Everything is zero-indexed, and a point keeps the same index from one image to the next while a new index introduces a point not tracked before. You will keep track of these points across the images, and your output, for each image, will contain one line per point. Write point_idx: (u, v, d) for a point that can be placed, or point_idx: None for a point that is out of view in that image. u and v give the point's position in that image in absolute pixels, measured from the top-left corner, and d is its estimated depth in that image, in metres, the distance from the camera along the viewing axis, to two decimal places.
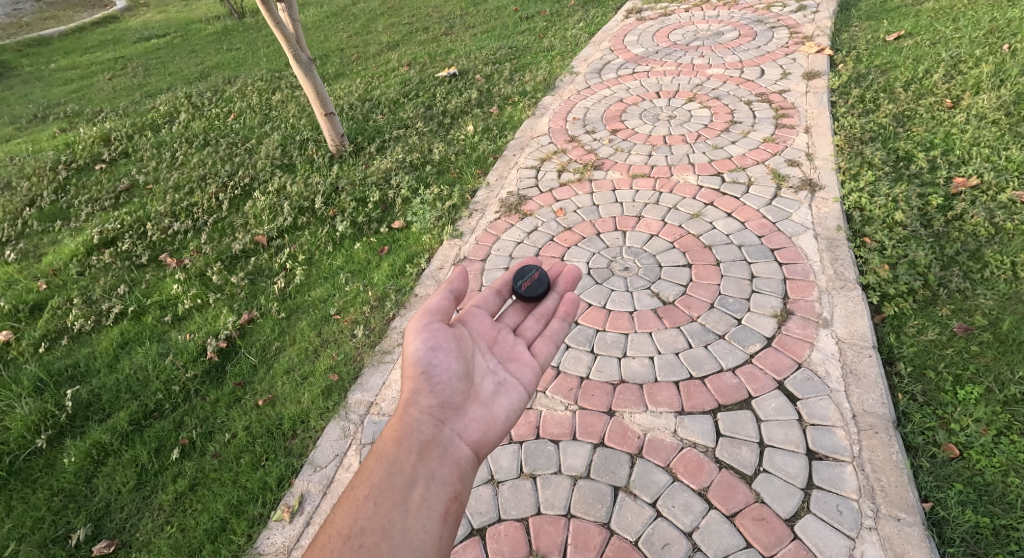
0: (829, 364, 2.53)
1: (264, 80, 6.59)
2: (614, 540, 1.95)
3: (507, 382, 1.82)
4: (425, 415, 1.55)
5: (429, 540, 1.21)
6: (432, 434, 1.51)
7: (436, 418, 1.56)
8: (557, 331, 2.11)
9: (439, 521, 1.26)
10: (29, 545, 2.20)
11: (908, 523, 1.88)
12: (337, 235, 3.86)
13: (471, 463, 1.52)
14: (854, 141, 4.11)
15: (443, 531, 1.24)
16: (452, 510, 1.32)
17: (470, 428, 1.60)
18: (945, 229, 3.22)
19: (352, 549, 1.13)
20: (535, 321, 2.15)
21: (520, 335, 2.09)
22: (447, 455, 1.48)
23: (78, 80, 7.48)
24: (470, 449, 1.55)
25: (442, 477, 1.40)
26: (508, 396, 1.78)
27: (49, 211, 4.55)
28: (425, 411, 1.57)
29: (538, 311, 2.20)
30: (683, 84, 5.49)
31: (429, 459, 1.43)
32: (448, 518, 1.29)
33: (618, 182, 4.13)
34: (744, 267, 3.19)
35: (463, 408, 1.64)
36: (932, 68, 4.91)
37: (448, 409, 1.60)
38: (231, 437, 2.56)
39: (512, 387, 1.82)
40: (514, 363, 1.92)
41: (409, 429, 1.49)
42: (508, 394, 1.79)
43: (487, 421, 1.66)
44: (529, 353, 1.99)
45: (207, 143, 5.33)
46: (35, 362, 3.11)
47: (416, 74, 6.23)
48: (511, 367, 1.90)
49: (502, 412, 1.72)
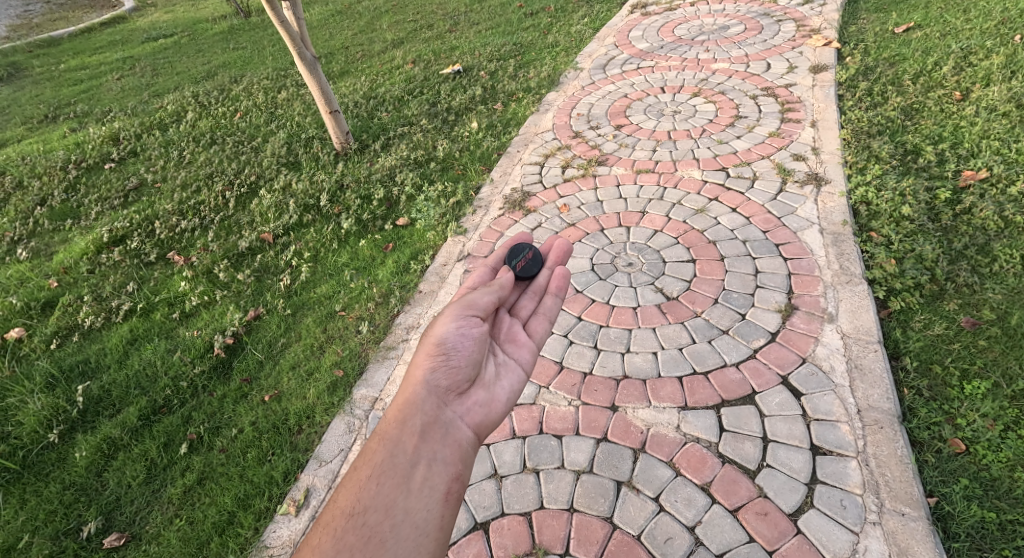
0: (834, 359, 2.51)
1: (270, 78, 6.62)
2: (617, 534, 1.96)
3: (507, 364, 1.86)
4: (431, 395, 1.55)
5: (430, 519, 1.23)
6: (435, 415, 1.51)
7: (441, 399, 1.56)
8: (551, 309, 2.15)
9: (441, 501, 1.27)
10: (42, 537, 2.25)
11: (912, 518, 1.87)
12: (342, 232, 3.89)
13: (473, 444, 1.53)
14: (861, 135, 4.07)
15: (444, 511, 1.27)
16: (453, 490, 1.33)
17: (472, 410, 1.61)
18: (954, 223, 3.19)
19: (355, 528, 1.16)
20: (530, 300, 2.18)
21: (516, 316, 2.11)
22: (449, 436, 1.48)
23: (87, 80, 7.56)
24: (472, 431, 1.56)
25: (444, 458, 1.41)
26: (508, 378, 1.81)
27: (60, 210, 4.62)
28: (431, 391, 1.56)
29: (532, 289, 2.22)
30: (688, 79, 5.46)
31: (432, 440, 1.44)
32: (450, 498, 1.30)
33: (622, 178, 4.12)
34: (748, 262, 3.17)
35: (467, 390, 1.65)
36: (941, 60, 4.85)
37: (453, 390, 1.61)
38: (238, 432, 2.59)
39: (512, 369, 1.85)
40: (513, 345, 1.95)
41: (413, 410, 1.49)
42: (508, 376, 1.81)
43: (488, 403, 1.67)
44: (526, 335, 2.02)
45: (214, 141, 5.37)
46: (47, 358, 3.16)
47: (420, 71, 6.24)
48: (510, 349, 1.92)
49: (502, 394, 1.74)
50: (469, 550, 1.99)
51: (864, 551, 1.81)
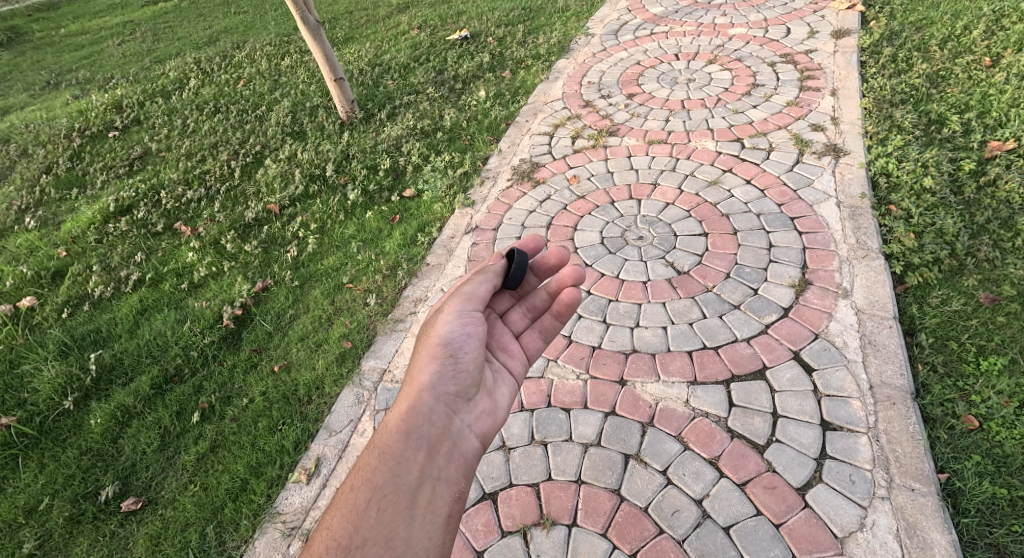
0: (847, 335, 2.47)
1: (273, 44, 6.47)
2: (624, 506, 1.98)
3: (501, 372, 1.76)
4: (439, 402, 1.43)
5: (432, 547, 1.13)
6: (444, 425, 1.41)
7: (449, 407, 1.45)
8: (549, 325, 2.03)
9: (443, 525, 1.18)
10: (62, 499, 2.31)
11: (922, 493, 1.87)
12: (348, 204, 3.84)
13: (478, 455, 1.46)
14: (883, 104, 3.92)
15: (447, 536, 1.17)
16: (456, 512, 1.24)
17: (478, 420, 1.52)
18: (977, 196, 3.09)
19: None
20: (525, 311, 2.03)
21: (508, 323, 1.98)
22: (456, 450, 1.39)
23: (88, 45, 7.42)
24: (478, 442, 1.48)
25: (450, 476, 1.31)
26: (506, 386, 1.73)
27: (66, 179, 4.59)
28: (441, 399, 1.45)
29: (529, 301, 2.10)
30: (703, 45, 5.25)
31: (438, 456, 1.33)
32: (452, 521, 1.21)
33: (634, 149, 4.01)
34: (762, 236, 3.11)
35: (473, 397, 1.56)
36: (971, 25, 4.65)
37: (463, 397, 1.52)
38: (249, 402, 2.62)
39: (507, 376, 1.77)
40: (505, 353, 1.86)
41: (422, 420, 1.36)
42: (505, 383, 1.73)
43: (491, 412, 1.59)
44: (517, 344, 1.91)
45: (218, 110, 5.29)
46: (59, 327, 3.19)
47: (427, 37, 6.06)
48: (503, 357, 1.83)
49: (503, 402, 1.66)
50: (477, 519, 2.01)
51: (872, 525, 1.81)
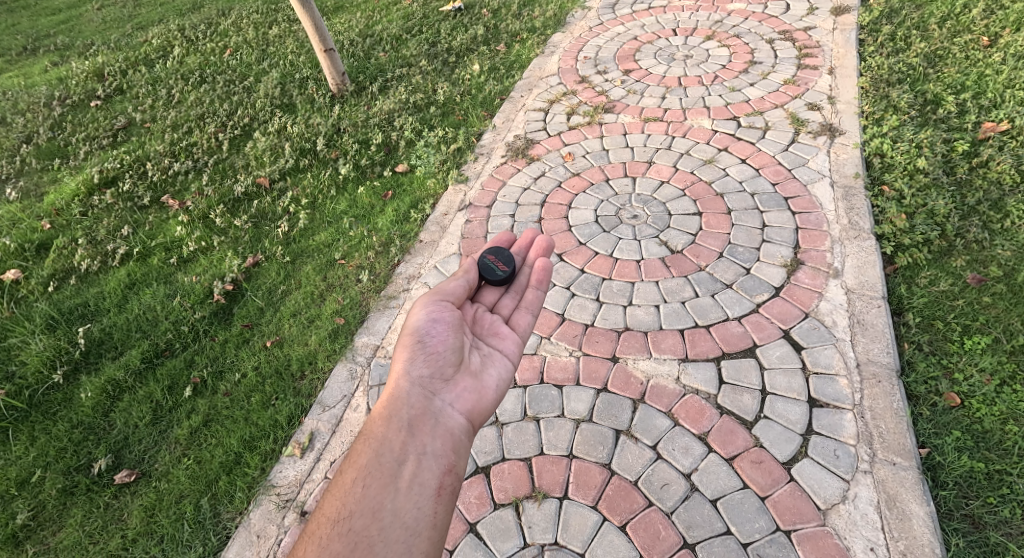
0: (837, 315, 2.50)
1: (260, 13, 6.26)
2: (614, 480, 2.02)
3: (491, 355, 1.75)
4: (415, 386, 1.48)
5: (422, 517, 1.17)
6: (424, 406, 1.45)
7: (427, 388, 1.49)
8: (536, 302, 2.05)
9: (433, 498, 1.22)
10: (54, 472, 2.31)
11: (903, 468, 1.92)
12: (340, 179, 3.79)
13: (466, 432, 1.47)
14: (880, 83, 3.90)
15: (437, 507, 1.21)
16: (446, 484, 1.27)
17: (462, 397, 1.53)
18: (968, 177, 3.11)
19: (341, 535, 1.09)
20: (513, 297, 2.08)
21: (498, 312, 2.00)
22: (440, 426, 1.42)
23: (66, 10, 7.14)
24: (464, 418, 1.49)
25: (435, 450, 1.34)
26: (496, 367, 1.71)
27: (47, 149, 4.46)
28: (416, 382, 1.49)
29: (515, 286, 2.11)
30: (702, 20, 5.16)
31: (420, 434, 1.37)
32: (443, 493, 1.24)
33: (629, 126, 3.97)
34: (755, 216, 3.11)
35: (455, 376, 1.57)
36: (971, 3, 4.60)
37: (442, 378, 1.53)
38: (241, 377, 2.62)
39: (497, 357, 1.75)
40: (496, 336, 1.85)
41: (398, 405, 1.41)
42: (495, 364, 1.72)
43: (478, 391, 1.58)
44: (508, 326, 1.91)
45: (203, 80, 5.14)
46: (46, 301, 3.14)
47: (419, 8, 5.90)
48: (493, 341, 1.82)
49: (492, 381, 1.65)
50: (470, 492, 2.04)
51: (854, 497, 1.87)
